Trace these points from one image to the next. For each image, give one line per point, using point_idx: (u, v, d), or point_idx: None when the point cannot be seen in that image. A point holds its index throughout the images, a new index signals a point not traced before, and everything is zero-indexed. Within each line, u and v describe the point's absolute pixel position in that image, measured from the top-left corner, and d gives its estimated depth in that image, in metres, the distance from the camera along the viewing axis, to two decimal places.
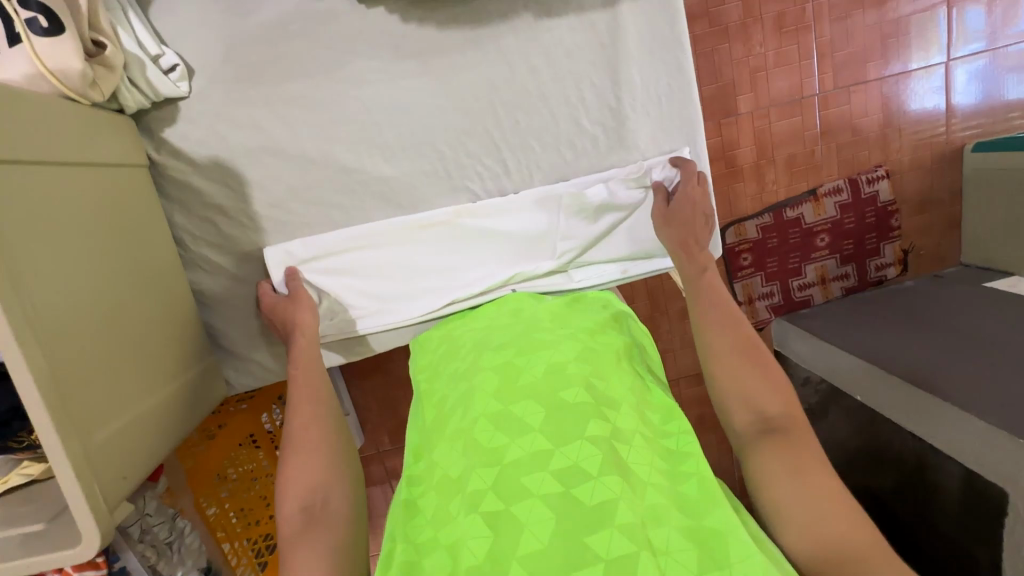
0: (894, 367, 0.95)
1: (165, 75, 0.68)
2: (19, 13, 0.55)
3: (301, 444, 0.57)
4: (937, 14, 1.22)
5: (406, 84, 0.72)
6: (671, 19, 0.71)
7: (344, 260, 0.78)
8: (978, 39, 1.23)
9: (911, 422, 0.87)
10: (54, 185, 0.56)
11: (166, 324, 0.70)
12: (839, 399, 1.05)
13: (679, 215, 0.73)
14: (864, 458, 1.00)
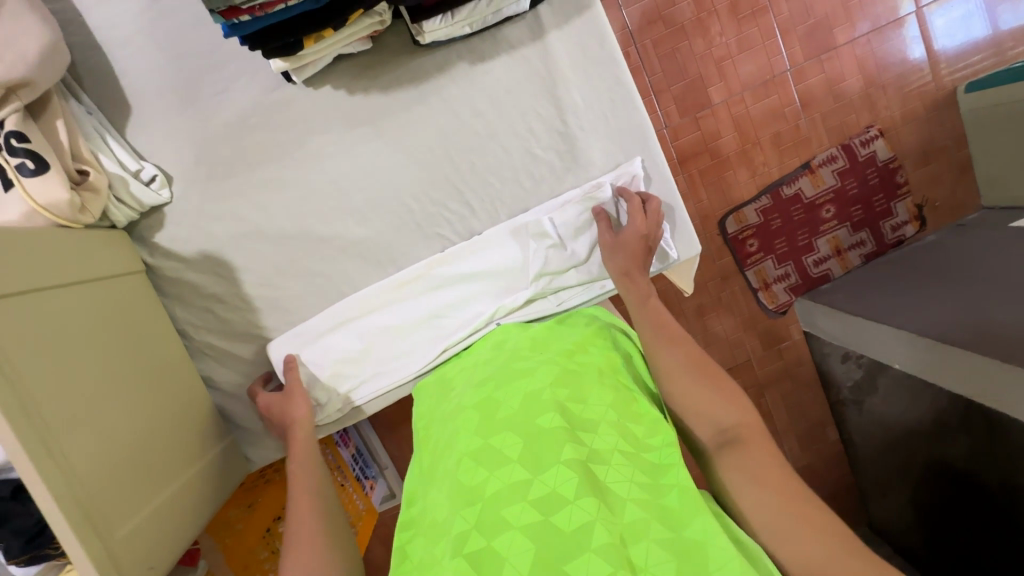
0: (933, 331, 0.89)
1: (148, 186, 0.75)
2: (10, 162, 0.63)
3: (302, 538, 0.55)
4: None
5: (366, 148, 0.77)
6: (599, 38, 0.74)
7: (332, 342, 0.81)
8: None
9: (959, 384, 0.83)
10: (54, 306, 0.61)
11: (180, 411, 0.74)
12: (886, 370, 0.98)
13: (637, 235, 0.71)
14: (929, 429, 0.92)
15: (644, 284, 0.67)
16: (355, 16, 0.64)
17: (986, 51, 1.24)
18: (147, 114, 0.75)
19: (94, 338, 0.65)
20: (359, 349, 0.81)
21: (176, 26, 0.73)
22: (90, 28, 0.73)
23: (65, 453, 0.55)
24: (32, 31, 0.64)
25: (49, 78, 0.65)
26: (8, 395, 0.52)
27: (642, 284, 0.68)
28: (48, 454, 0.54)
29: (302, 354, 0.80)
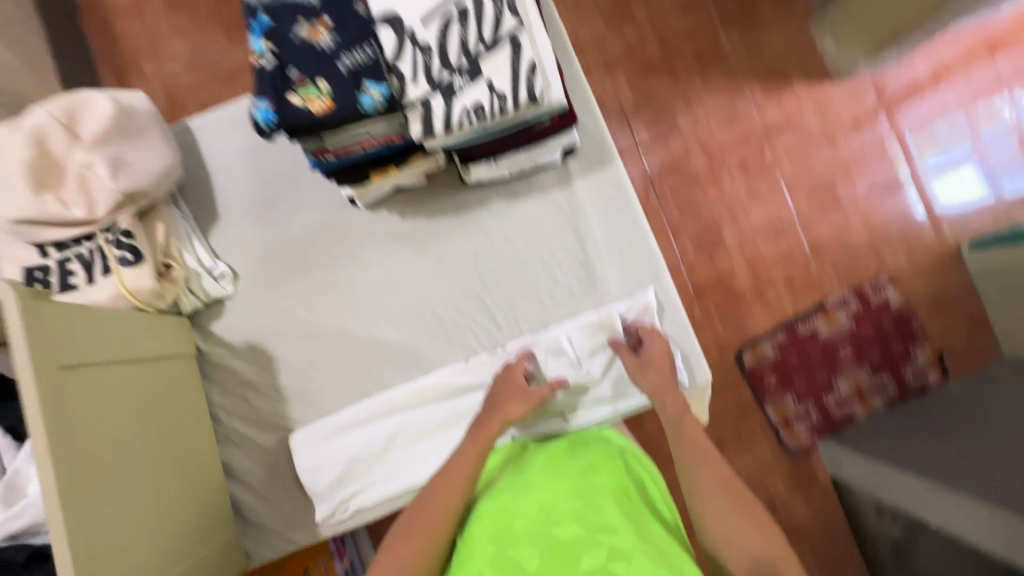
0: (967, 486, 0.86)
1: (217, 281, 0.85)
2: (113, 254, 0.75)
3: None
4: (889, 144, 1.37)
5: (409, 264, 0.87)
6: (618, 187, 0.86)
7: (350, 436, 0.84)
8: (937, 156, 1.36)
9: (1010, 550, 0.78)
10: (120, 377, 0.68)
11: (195, 494, 0.75)
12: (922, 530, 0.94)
13: (651, 361, 0.78)
14: None
15: (681, 399, 0.74)
16: (415, 159, 0.77)
17: (981, 213, 1.35)
18: (229, 221, 0.89)
19: (144, 409, 0.70)
20: (375, 448, 0.84)
21: (267, 156, 0.89)
22: (199, 151, 0.90)
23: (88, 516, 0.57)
24: (159, 154, 0.80)
25: (161, 189, 0.79)
26: (62, 459, 0.56)
27: (680, 400, 0.74)
28: (77, 508, 0.56)
29: (325, 444, 0.84)
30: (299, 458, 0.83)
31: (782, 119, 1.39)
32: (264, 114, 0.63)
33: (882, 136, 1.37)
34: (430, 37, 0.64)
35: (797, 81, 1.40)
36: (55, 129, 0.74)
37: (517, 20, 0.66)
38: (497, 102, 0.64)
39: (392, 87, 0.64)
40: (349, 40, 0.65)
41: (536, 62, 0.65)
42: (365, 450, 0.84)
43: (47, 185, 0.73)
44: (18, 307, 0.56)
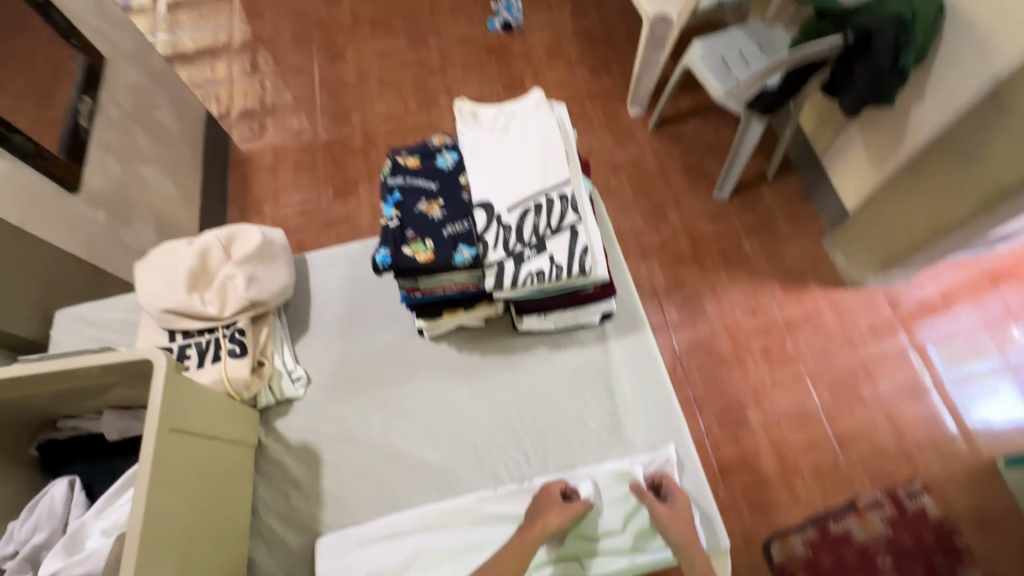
0: None
1: (293, 383, 0.99)
2: (226, 345, 0.92)
3: None
4: (910, 357, 1.63)
5: (458, 391, 0.99)
6: (647, 351, 1.00)
7: (374, 550, 0.87)
8: (955, 374, 1.59)
9: None
10: (206, 451, 0.79)
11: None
12: None
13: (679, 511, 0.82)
14: None
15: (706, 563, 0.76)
16: (481, 303, 0.96)
17: (1015, 436, 1.50)
18: (315, 334, 1.06)
19: (213, 481, 0.80)
20: (394, 564, 0.86)
21: (361, 286, 1.10)
22: (308, 276, 1.11)
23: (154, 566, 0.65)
24: (282, 273, 1.00)
25: (277, 301, 0.98)
26: (149, 514, 0.65)
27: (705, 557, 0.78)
28: (149, 559, 0.64)
29: (349, 554, 0.87)
30: (322, 566, 0.86)
31: (801, 315, 1.75)
32: (383, 257, 0.84)
33: (904, 349, 1.65)
34: (512, 219, 0.86)
35: (813, 286, 1.80)
36: (218, 248, 0.98)
37: (577, 216, 0.87)
38: (556, 271, 0.84)
39: (478, 250, 0.85)
40: (453, 214, 0.88)
41: (588, 246, 0.85)
42: (384, 565, 0.86)
43: (199, 287, 0.95)
44: (165, 373, 0.72)
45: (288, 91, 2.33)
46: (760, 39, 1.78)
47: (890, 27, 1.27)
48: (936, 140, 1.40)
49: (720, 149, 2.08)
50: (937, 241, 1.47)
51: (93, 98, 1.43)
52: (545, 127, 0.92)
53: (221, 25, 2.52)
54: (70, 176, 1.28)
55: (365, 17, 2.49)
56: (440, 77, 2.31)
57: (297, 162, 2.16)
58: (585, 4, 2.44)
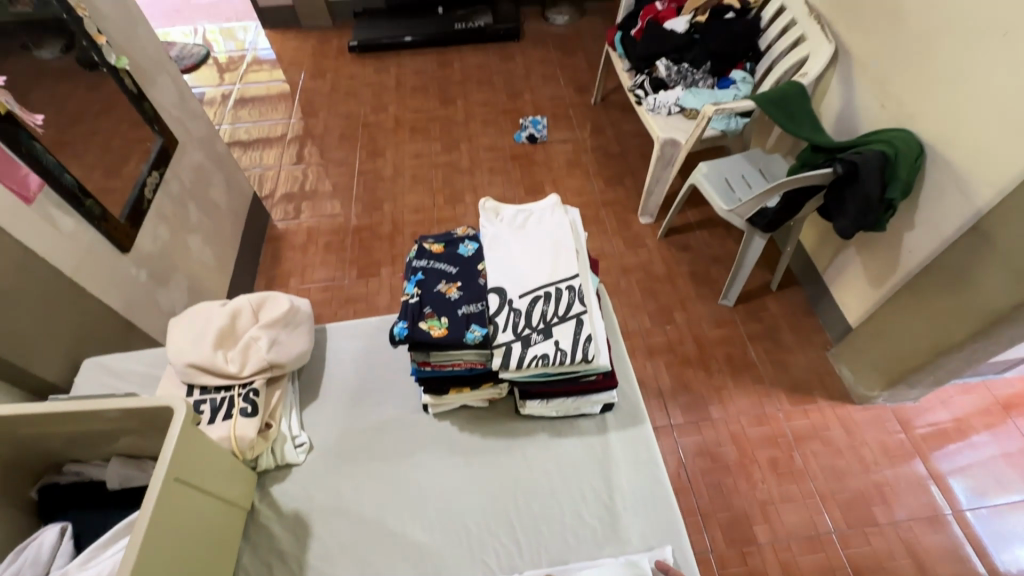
0: None
1: (295, 449, 1.01)
2: (239, 404, 0.96)
3: None
4: (929, 487, 1.64)
5: (455, 471, 0.99)
6: (646, 445, 1.01)
7: None
8: (975, 509, 1.60)
9: None
10: (203, 507, 0.80)
11: None
12: None
13: None
14: None
15: None
16: (486, 384, 0.99)
17: None
18: (323, 402, 1.09)
19: (204, 539, 0.80)
20: None
21: (373, 358, 1.15)
22: (325, 345, 1.17)
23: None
24: (302, 340, 1.07)
25: (294, 365, 1.04)
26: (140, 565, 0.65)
27: None
28: None
29: None
30: None
31: (809, 429, 1.77)
32: (400, 329, 0.90)
33: (923, 478, 1.66)
34: (522, 304, 0.93)
35: (821, 399, 1.83)
36: (248, 310, 1.05)
37: (583, 307, 0.93)
38: (560, 356, 0.88)
39: (489, 330, 0.91)
40: (469, 297, 0.95)
41: (591, 335, 0.91)
42: None
43: (224, 346, 1.01)
44: (182, 422, 0.76)
45: (328, 180, 2.56)
46: (759, 164, 1.97)
47: (875, 163, 1.41)
48: (927, 265, 1.49)
49: (725, 259, 2.20)
50: (939, 360, 1.50)
51: (161, 173, 1.60)
52: (558, 226, 1.02)
53: (278, 120, 2.85)
54: (126, 239, 1.41)
55: (406, 123, 2.80)
56: (467, 177, 2.53)
57: (327, 242, 2.32)
58: (603, 125, 2.73)
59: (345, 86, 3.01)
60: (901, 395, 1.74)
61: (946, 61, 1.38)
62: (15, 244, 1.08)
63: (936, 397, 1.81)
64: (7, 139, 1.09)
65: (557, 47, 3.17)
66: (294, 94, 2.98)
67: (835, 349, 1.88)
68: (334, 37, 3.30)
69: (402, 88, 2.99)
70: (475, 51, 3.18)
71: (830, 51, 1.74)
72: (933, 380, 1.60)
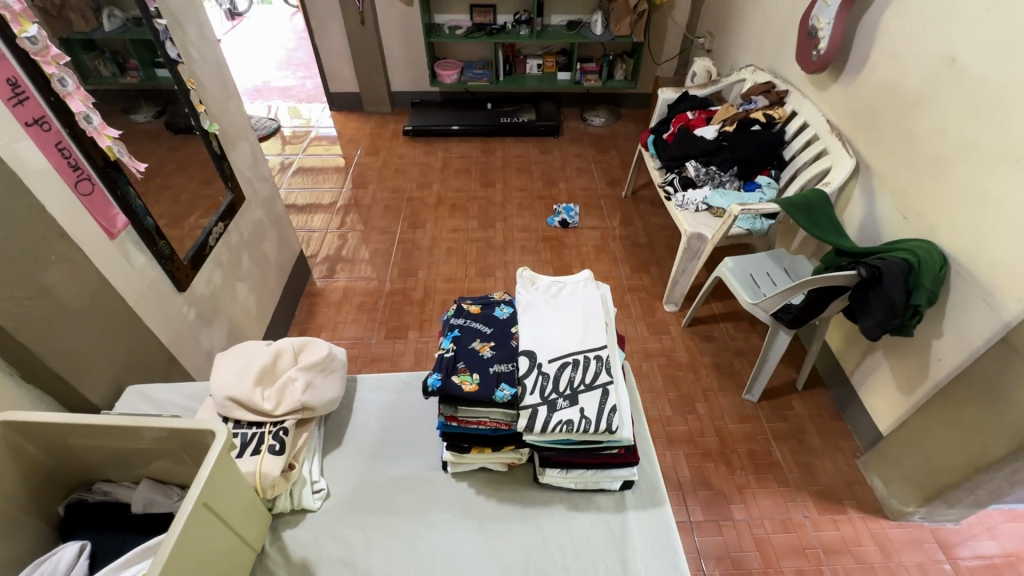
0: None
1: (313, 494, 1.02)
2: (268, 441, 0.99)
3: None
4: None
5: (467, 536, 0.97)
6: (666, 529, 0.97)
7: None
8: None
9: None
10: (220, 540, 0.81)
11: None
12: None
13: None
14: None
15: None
16: (509, 447, 1.00)
17: None
18: (345, 451, 1.11)
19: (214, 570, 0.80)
20: None
21: (399, 410, 1.18)
22: (354, 394, 1.21)
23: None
24: (334, 384, 1.12)
25: (323, 410, 1.07)
26: None
27: None
28: None
29: None
30: None
31: (839, 541, 1.66)
32: (433, 380, 0.94)
33: None
34: (551, 369, 0.96)
35: (852, 510, 1.73)
36: (289, 352, 1.11)
37: (610, 377, 0.96)
38: (584, 423, 0.90)
39: (517, 391, 0.94)
40: (501, 356, 0.99)
41: (616, 406, 0.93)
42: None
43: (262, 383, 1.06)
44: (220, 448, 0.79)
45: (369, 245, 2.72)
46: (784, 263, 2.03)
47: (897, 268, 1.46)
48: (958, 374, 1.47)
49: (749, 353, 2.20)
50: (976, 477, 1.44)
51: (224, 224, 1.76)
52: (589, 299, 1.08)
53: (330, 189, 3.10)
54: (184, 278, 1.52)
55: (447, 200, 3.01)
56: (499, 254, 2.66)
57: (361, 302, 2.43)
58: (632, 217, 2.88)
59: (395, 163, 3.29)
60: (939, 514, 1.64)
61: (964, 180, 1.47)
62: (95, 273, 1.19)
63: (981, 523, 1.69)
64: (108, 182, 1.23)
65: (592, 145, 3.44)
66: (348, 167, 3.27)
67: (866, 457, 1.81)
68: (391, 122, 3.66)
69: (446, 169, 3.24)
70: (518, 142, 3.47)
71: (851, 164, 1.86)
72: (972, 500, 1.51)
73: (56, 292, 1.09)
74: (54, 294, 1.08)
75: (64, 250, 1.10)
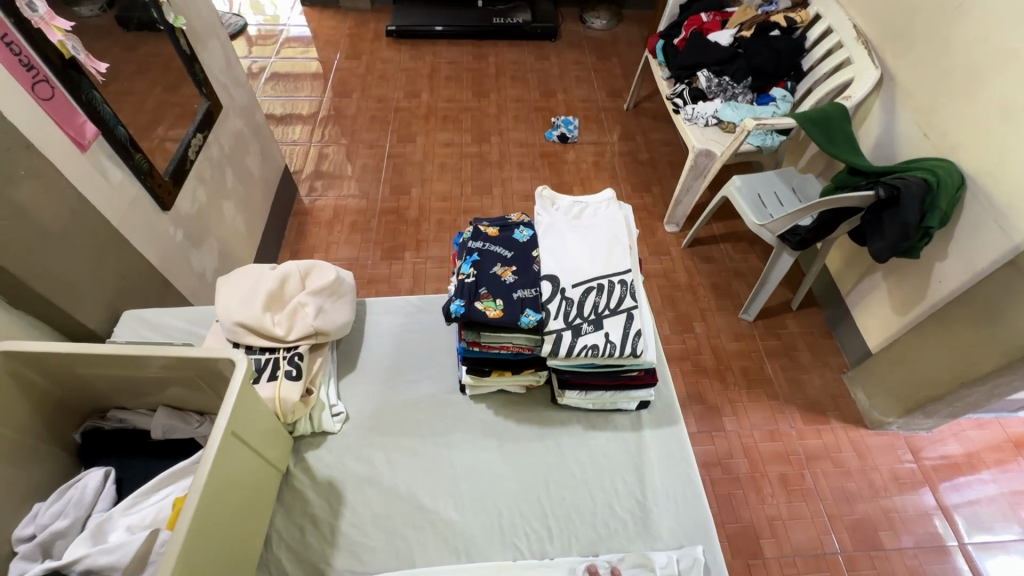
0: None
1: (332, 418, 1.01)
2: (284, 368, 0.97)
3: None
4: (937, 520, 1.64)
5: (487, 456, 1.00)
6: (680, 446, 1.01)
7: None
8: (978, 543, 1.61)
9: None
10: (248, 465, 0.81)
11: None
12: None
13: None
14: None
15: None
16: (529, 370, 0.99)
17: None
18: (360, 375, 1.09)
19: (246, 492, 0.80)
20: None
21: (411, 334, 1.16)
22: (364, 318, 1.18)
23: (185, 569, 0.65)
24: (346, 309, 1.08)
25: (336, 335, 1.04)
26: (194, 516, 0.67)
27: None
28: (186, 550, 0.65)
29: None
30: None
31: (821, 448, 1.78)
32: (456, 306, 0.91)
33: (930, 509, 1.66)
34: (575, 294, 0.93)
35: (834, 421, 1.84)
36: (296, 275, 1.06)
37: (635, 302, 0.94)
38: (609, 347, 0.89)
39: (542, 316, 0.91)
40: (524, 281, 0.95)
41: (640, 330, 0.92)
42: None
43: (271, 308, 1.02)
44: (242, 376, 0.77)
45: (356, 161, 2.56)
46: (793, 182, 1.98)
47: (915, 188, 1.42)
48: (958, 295, 1.49)
49: (747, 274, 2.21)
50: (958, 391, 1.52)
51: (203, 136, 1.61)
52: (613, 221, 1.03)
53: (309, 97, 2.85)
54: (167, 197, 1.40)
55: (437, 111, 2.81)
56: (495, 170, 2.54)
57: (353, 221, 2.33)
58: (633, 132, 2.74)
59: (379, 69, 3.02)
60: (915, 424, 1.75)
61: (996, 95, 1.39)
62: (73, 192, 1.09)
63: (949, 429, 1.82)
64: (70, 86, 1.09)
65: (593, 51, 3.18)
66: (327, 74, 2.99)
67: (852, 372, 1.90)
68: (371, 21, 3.31)
69: (435, 77, 3.00)
70: (511, 48, 3.19)
71: (876, 75, 1.75)
72: (948, 411, 1.61)
73: (32, 211, 1.00)
74: (29, 213, 0.99)
75: (32, 164, 0.99)
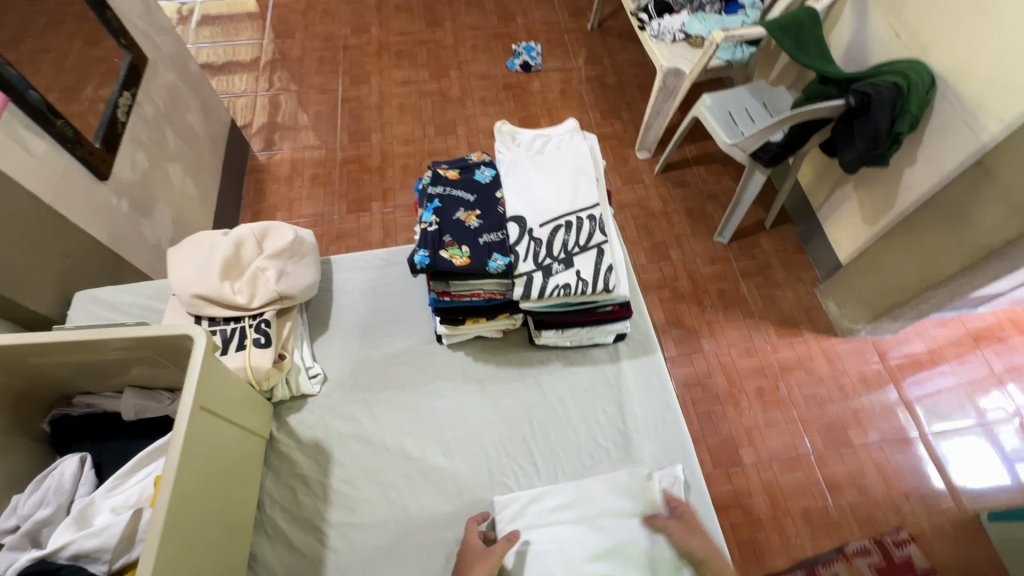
0: None
1: (310, 380, 1.00)
2: (252, 335, 0.94)
3: None
4: (901, 414, 1.75)
5: (469, 402, 1.01)
6: (657, 374, 1.03)
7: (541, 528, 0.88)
8: (939, 431, 1.72)
9: None
10: (227, 436, 0.80)
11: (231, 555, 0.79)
12: None
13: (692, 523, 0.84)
14: None
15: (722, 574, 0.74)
16: (503, 315, 0.98)
17: (1000, 495, 1.61)
18: (334, 335, 1.08)
19: (228, 462, 0.80)
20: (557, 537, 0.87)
21: (382, 288, 1.13)
22: (332, 277, 1.14)
23: (174, 541, 0.65)
24: (310, 269, 1.04)
25: (303, 297, 1.01)
26: (176, 491, 0.66)
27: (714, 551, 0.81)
28: (173, 523, 0.65)
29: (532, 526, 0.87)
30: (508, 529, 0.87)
31: (795, 359, 1.85)
32: (421, 257, 0.87)
33: (894, 404, 1.77)
34: (543, 234, 0.91)
35: (806, 332, 1.90)
36: (251, 239, 1.01)
37: (604, 237, 0.92)
38: (581, 285, 0.88)
39: (511, 260, 0.89)
40: (489, 225, 0.92)
41: (612, 265, 0.91)
42: None
43: (229, 276, 0.98)
44: (204, 349, 0.74)
45: (308, 108, 2.40)
46: (763, 96, 1.92)
47: (886, 92, 1.38)
48: (927, 200, 1.50)
49: (720, 196, 2.19)
50: (924, 294, 1.56)
51: (132, 94, 1.46)
52: (577, 153, 0.99)
53: (248, 41, 2.61)
54: (103, 165, 1.30)
55: (389, 46, 2.61)
56: (458, 108, 2.41)
57: (313, 175, 2.21)
58: (599, 54, 2.60)
59: (321, 3, 2.76)
60: (883, 329, 1.82)
61: None
62: None
63: (914, 330, 1.90)
64: None
65: None
66: (265, 12, 2.72)
67: (824, 285, 1.94)
68: None
69: (383, 7, 2.76)
70: None
71: None
72: (914, 313, 1.67)
73: None
74: None
75: None
